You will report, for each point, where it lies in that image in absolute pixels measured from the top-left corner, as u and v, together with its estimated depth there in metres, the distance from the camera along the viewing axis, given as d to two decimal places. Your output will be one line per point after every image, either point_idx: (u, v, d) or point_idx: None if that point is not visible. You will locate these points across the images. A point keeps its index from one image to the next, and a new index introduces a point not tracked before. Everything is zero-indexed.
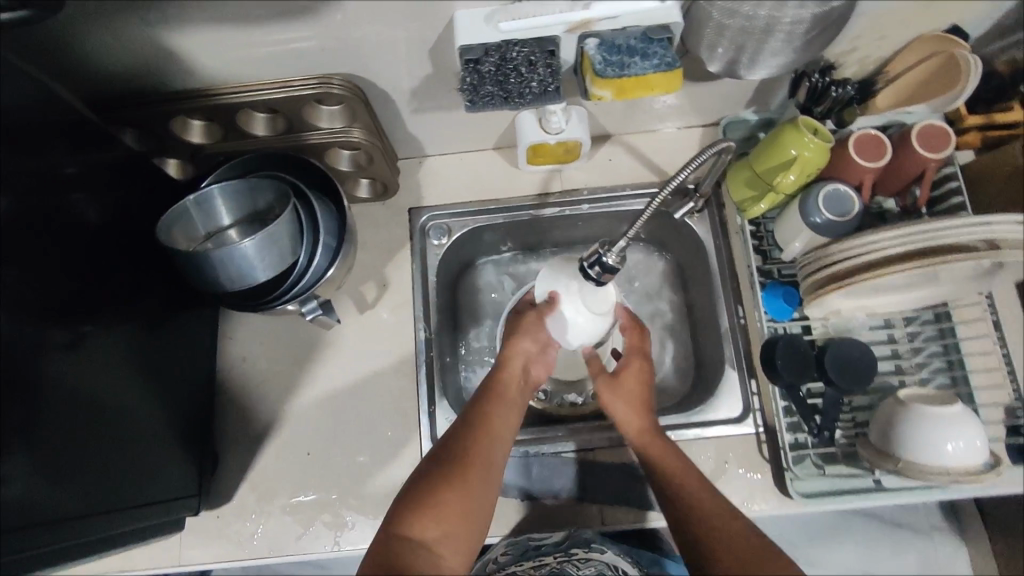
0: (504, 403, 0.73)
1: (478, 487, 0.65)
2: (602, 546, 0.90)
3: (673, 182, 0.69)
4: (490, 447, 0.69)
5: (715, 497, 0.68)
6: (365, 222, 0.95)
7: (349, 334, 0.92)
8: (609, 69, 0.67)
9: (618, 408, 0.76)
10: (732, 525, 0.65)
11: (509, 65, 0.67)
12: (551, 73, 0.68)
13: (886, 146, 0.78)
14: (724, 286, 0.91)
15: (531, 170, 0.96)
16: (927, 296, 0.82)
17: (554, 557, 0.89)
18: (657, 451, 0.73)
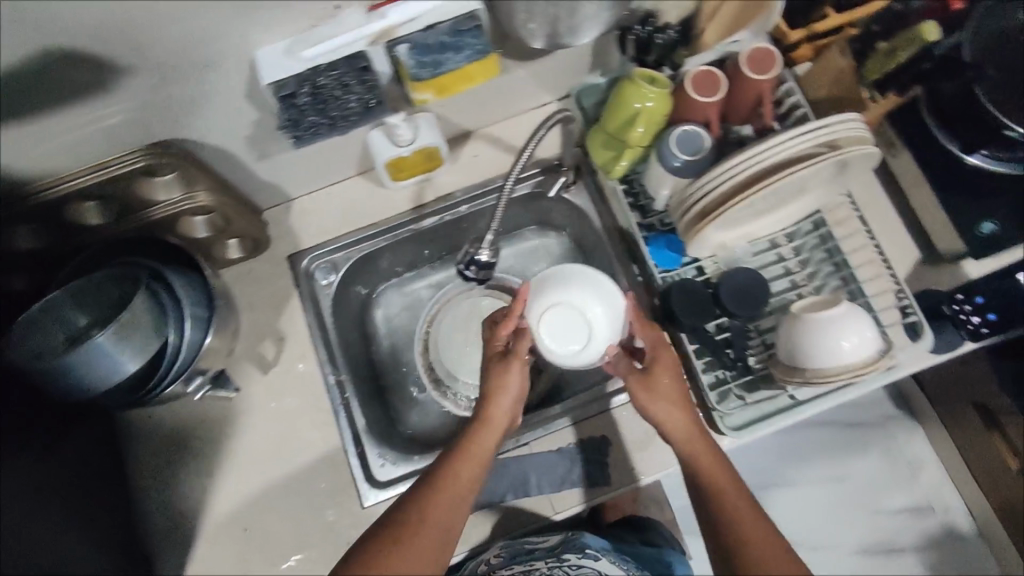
0: (477, 454, 0.70)
1: (437, 544, 0.64)
2: (595, 554, 1.01)
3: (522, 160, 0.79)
4: (457, 502, 0.67)
5: (747, 504, 0.68)
6: (244, 282, 0.91)
7: (259, 399, 0.88)
8: (422, 71, 0.67)
9: (659, 409, 0.74)
10: (763, 534, 0.66)
11: (325, 91, 0.65)
12: (368, 89, 0.67)
13: (720, 78, 0.79)
14: (615, 249, 0.93)
15: (399, 186, 0.94)
16: (796, 210, 0.86)
17: (545, 562, 1.00)
18: (700, 450, 0.72)
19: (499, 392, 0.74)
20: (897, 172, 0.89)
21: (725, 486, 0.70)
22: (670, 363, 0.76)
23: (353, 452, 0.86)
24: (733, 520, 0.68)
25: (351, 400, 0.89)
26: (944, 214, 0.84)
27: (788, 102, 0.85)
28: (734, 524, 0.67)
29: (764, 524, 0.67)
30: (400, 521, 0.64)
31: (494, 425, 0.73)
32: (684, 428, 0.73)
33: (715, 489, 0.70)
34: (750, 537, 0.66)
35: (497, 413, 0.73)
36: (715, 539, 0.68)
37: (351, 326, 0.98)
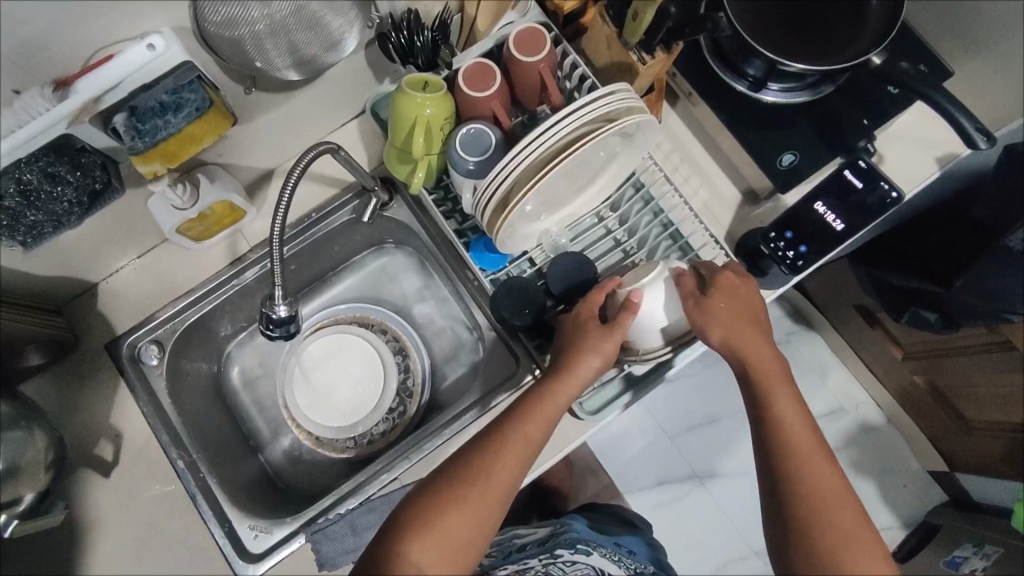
0: (555, 399, 0.71)
1: (491, 499, 0.65)
2: (588, 549, 0.99)
3: (279, 208, 0.67)
4: (512, 458, 0.67)
5: (795, 409, 0.68)
6: (63, 384, 0.85)
7: (108, 505, 0.82)
8: (142, 140, 0.64)
9: (717, 327, 0.72)
10: (806, 437, 0.67)
11: (33, 186, 0.61)
12: (85, 173, 0.65)
13: (494, 69, 0.77)
14: (447, 260, 0.90)
15: (207, 243, 0.88)
16: (609, 181, 0.85)
17: (540, 559, 0.97)
18: (756, 354, 0.71)
19: (589, 346, 0.73)
20: (701, 120, 0.89)
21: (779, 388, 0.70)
22: (734, 281, 0.74)
23: (219, 533, 0.81)
24: (783, 426, 0.67)
25: (207, 478, 0.84)
26: (748, 153, 0.85)
27: (576, 74, 0.82)
28: (782, 430, 0.67)
29: (807, 425, 0.68)
30: (458, 477, 0.65)
31: (569, 376, 0.72)
32: (744, 334, 0.71)
33: (766, 391, 0.69)
34: (794, 444, 0.66)
35: (579, 366, 0.72)
36: (765, 440, 0.68)
37: (201, 399, 0.92)
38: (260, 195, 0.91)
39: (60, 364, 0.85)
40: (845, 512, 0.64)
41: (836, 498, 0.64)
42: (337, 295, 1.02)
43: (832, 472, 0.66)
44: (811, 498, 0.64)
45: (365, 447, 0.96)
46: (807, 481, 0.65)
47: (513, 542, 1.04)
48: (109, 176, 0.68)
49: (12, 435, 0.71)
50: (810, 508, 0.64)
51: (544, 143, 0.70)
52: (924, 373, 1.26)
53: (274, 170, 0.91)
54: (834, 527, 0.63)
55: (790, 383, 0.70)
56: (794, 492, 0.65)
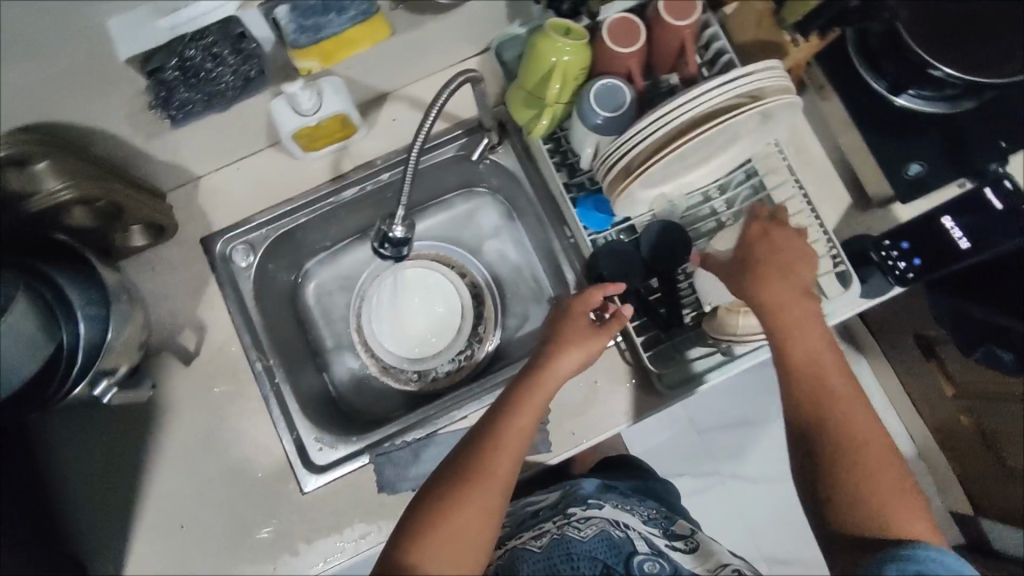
0: (540, 397, 0.71)
1: (499, 488, 0.65)
2: (598, 502, 0.95)
3: (419, 133, 0.67)
4: (508, 455, 0.67)
5: (823, 352, 0.68)
6: (157, 269, 0.86)
7: (183, 393, 0.84)
8: (304, 36, 0.63)
9: (752, 278, 0.71)
10: (836, 383, 0.67)
11: (195, 64, 0.61)
12: (245, 59, 0.63)
13: (637, 26, 0.76)
14: (546, 212, 0.90)
15: (314, 155, 0.88)
16: (726, 162, 0.84)
17: (553, 523, 0.91)
18: (780, 298, 0.69)
19: (573, 342, 0.75)
20: (827, 116, 0.87)
21: (809, 333, 0.69)
22: (764, 229, 0.74)
23: (286, 438, 0.84)
24: (807, 371, 0.67)
25: (281, 385, 0.87)
26: (872, 157, 0.83)
27: (713, 47, 0.80)
28: (803, 372, 0.67)
29: (838, 371, 0.67)
30: (456, 478, 0.65)
31: (555, 373, 0.73)
32: (772, 280, 0.70)
33: (788, 336, 0.68)
34: (818, 387, 0.66)
35: (563, 364, 0.73)
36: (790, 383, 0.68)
37: (279, 308, 0.94)
38: (372, 117, 0.91)
39: (157, 249, 0.87)
40: (874, 450, 0.64)
41: (861, 443, 0.64)
42: (423, 229, 1.01)
43: (863, 414, 0.65)
44: (840, 434, 0.64)
45: (428, 383, 0.97)
46: (832, 417, 0.65)
47: (528, 509, 1.00)
48: (264, 65, 0.66)
49: (117, 305, 0.72)
50: (841, 446, 0.64)
51: (680, 113, 0.69)
52: (972, 413, 1.25)
53: (389, 94, 0.90)
54: (863, 466, 0.63)
55: (817, 330, 0.69)
56: (821, 430, 0.65)
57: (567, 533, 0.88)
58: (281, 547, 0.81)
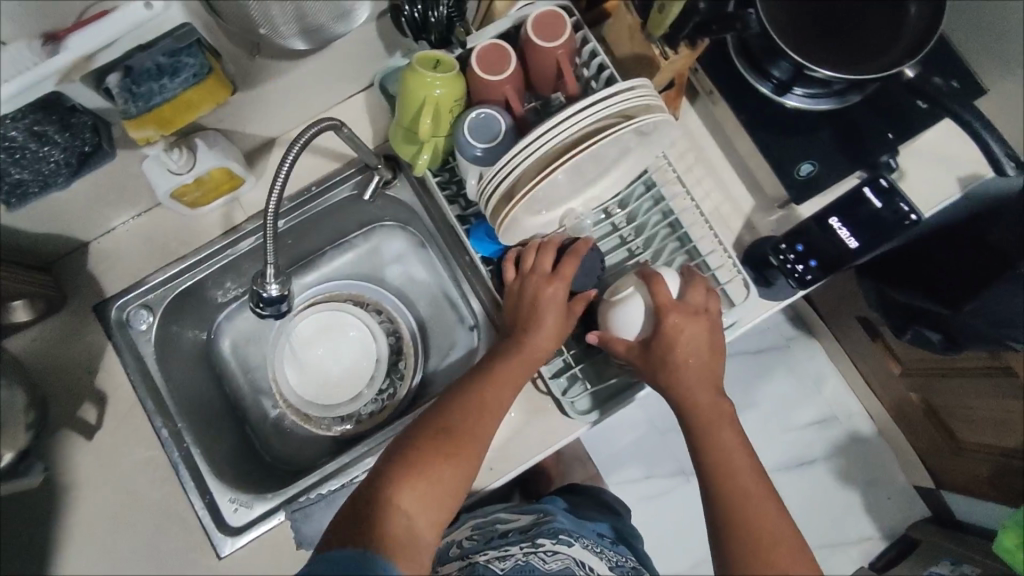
0: (514, 373, 0.73)
1: (471, 454, 0.67)
2: (570, 539, 0.91)
3: (277, 184, 0.64)
4: (480, 425, 0.69)
5: (738, 448, 0.70)
6: (51, 342, 0.84)
7: (88, 468, 0.82)
8: (135, 104, 0.62)
9: (675, 373, 0.71)
10: (750, 484, 0.68)
11: (18, 144, 0.62)
12: (75, 134, 0.65)
13: (508, 51, 0.74)
14: (446, 242, 0.88)
15: (203, 209, 0.86)
16: (620, 178, 0.82)
17: (521, 549, 0.87)
18: (701, 392, 0.71)
19: (545, 317, 0.74)
20: (721, 120, 0.86)
21: (726, 428, 0.71)
22: (684, 320, 0.71)
23: (199, 504, 0.81)
24: (725, 463, 0.69)
25: (191, 448, 0.83)
26: (765, 159, 0.82)
27: (594, 63, 0.78)
28: (721, 463, 0.69)
29: (752, 471, 0.69)
30: (431, 441, 0.67)
31: (530, 352, 0.74)
32: (687, 377, 0.71)
33: (709, 432, 0.70)
34: (735, 489, 0.67)
35: (537, 341, 0.74)
36: (705, 479, 0.69)
37: (188, 367, 0.91)
38: (261, 163, 0.88)
39: (49, 321, 0.84)
40: (785, 550, 0.64)
41: (774, 537, 0.65)
42: (332, 270, 1.00)
43: (776, 513, 0.66)
44: (752, 538, 0.65)
45: (354, 425, 0.95)
46: (745, 521, 0.65)
47: (495, 528, 0.96)
48: (100, 138, 0.68)
49: None
50: (750, 547, 0.64)
51: (551, 136, 0.67)
52: (921, 391, 1.23)
53: (274, 138, 0.88)
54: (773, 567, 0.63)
55: (736, 424, 0.72)
56: (735, 532, 0.65)
57: (532, 561, 0.85)
58: None
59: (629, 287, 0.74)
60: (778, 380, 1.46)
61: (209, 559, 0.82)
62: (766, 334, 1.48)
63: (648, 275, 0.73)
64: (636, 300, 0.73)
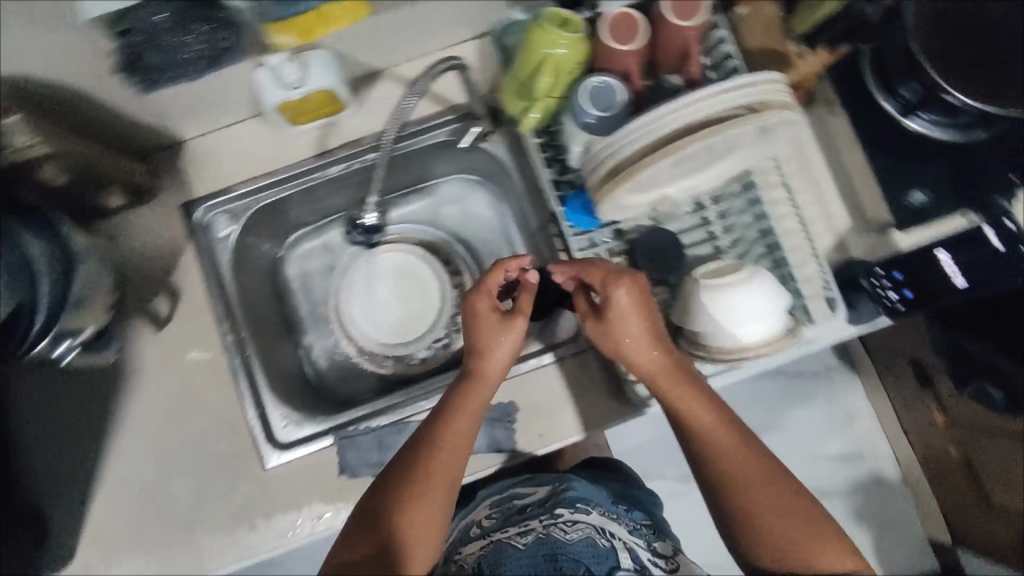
0: (474, 397, 0.70)
1: (450, 478, 0.66)
2: (587, 508, 0.88)
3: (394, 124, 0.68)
4: (463, 429, 0.68)
5: (708, 417, 0.66)
6: (133, 231, 0.85)
7: (152, 358, 0.84)
8: (281, 9, 0.71)
9: (622, 341, 0.68)
10: (730, 449, 0.65)
11: (157, 34, 0.68)
12: (214, 30, 0.69)
13: (639, 22, 0.72)
14: (531, 201, 0.87)
15: (300, 129, 0.86)
16: (724, 171, 0.80)
17: (541, 522, 0.85)
18: (652, 363, 0.68)
19: (498, 334, 0.71)
20: (833, 133, 0.83)
21: (691, 393, 0.67)
22: (623, 294, 0.67)
23: (252, 414, 0.84)
24: (700, 431, 0.66)
25: (252, 359, 0.85)
26: (876, 180, 0.79)
27: (720, 51, 0.78)
28: (698, 434, 0.66)
29: (727, 432, 0.65)
30: (405, 474, 0.66)
31: (483, 373, 0.71)
32: (622, 347, 0.68)
33: (672, 402, 0.67)
34: (719, 460, 0.64)
35: (488, 358, 0.71)
36: (692, 458, 0.67)
37: (257, 279, 0.93)
38: (363, 93, 0.88)
39: (135, 211, 0.86)
40: (789, 520, 0.62)
41: (773, 500, 0.62)
42: (407, 213, 1.02)
43: (771, 472, 0.64)
44: (755, 513, 0.62)
45: (405, 367, 0.96)
46: (739, 499, 0.63)
47: (511, 504, 0.94)
48: (234, 39, 0.70)
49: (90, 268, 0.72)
50: (749, 515, 0.63)
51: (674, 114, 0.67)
52: (961, 444, 1.19)
53: (380, 71, 0.88)
54: (784, 541, 0.61)
55: (697, 385, 0.68)
56: (730, 505, 0.64)
57: (553, 533, 0.82)
58: (240, 516, 0.82)
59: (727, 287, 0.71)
60: (809, 407, 1.45)
61: (251, 469, 0.83)
62: (807, 360, 1.46)
63: (570, 260, 0.73)
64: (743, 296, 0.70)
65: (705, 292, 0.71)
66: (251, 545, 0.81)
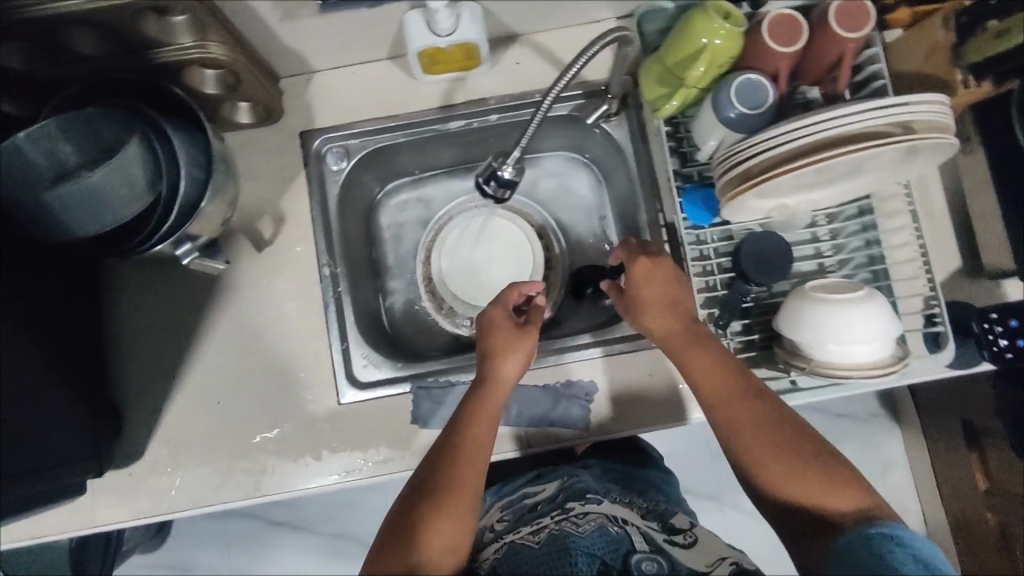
0: (487, 411, 0.71)
1: (469, 489, 0.66)
2: (599, 498, 0.80)
3: (553, 91, 0.71)
4: (484, 438, 0.69)
5: (712, 373, 0.70)
6: (251, 150, 0.86)
7: (248, 276, 0.85)
8: None
9: (643, 308, 0.75)
10: (741, 407, 0.69)
11: None
12: None
13: (801, 26, 0.71)
14: (642, 187, 0.87)
15: (431, 79, 0.87)
16: (848, 191, 0.79)
17: (551, 516, 0.77)
18: (665, 327, 0.73)
19: (513, 349, 0.74)
20: (960, 173, 0.83)
21: (703, 352, 0.71)
22: (644, 261, 0.75)
23: (336, 348, 0.85)
24: (711, 386, 0.70)
25: (343, 295, 0.87)
26: (1000, 226, 0.78)
27: (867, 71, 0.76)
28: (703, 386, 0.70)
29: (739, 387, 0.69)
30: (424, 490, 0.65)
31: (496, 391, 0.72)
32: (653, 308, 0.74)
33: (681, 359, 0.72)
34: (729, 415, 0.69)
35: (501, 374, 0.73)
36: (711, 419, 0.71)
37: (355, 219, 0.94)
38: (496, 53, 0.88)
39: (256, 131, 0.87)
40: (790, 458, 0.65)
41: (784, 452, 0.66)
42: None
43: (782, 426, 0.67)
44: (758, 456, 0.67)
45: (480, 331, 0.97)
46: (746, 452, 0.68)
47: (521, 504, 0.85)
48: None
49: (225, 186, 0.73)
50: (762, 469, 0.67)
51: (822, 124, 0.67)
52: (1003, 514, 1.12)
53: (516, 35, 0.88)
54: (789, 481, 0.65)
55: (710, 343, 0.72)
56: (746, 459, 0.68)
57: (565, 528, 0.73)
58: (306, 446, 0.82)
59: (842, 306, 0.70)
60: (847, 450, 1.43)
61: (325, 402, 0.83)
62: (853, 403, 1.44)
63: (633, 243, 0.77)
64: (859, 317, 0.69)
65: (819, 309, 0.70)
66: (310, 476, 0.81)
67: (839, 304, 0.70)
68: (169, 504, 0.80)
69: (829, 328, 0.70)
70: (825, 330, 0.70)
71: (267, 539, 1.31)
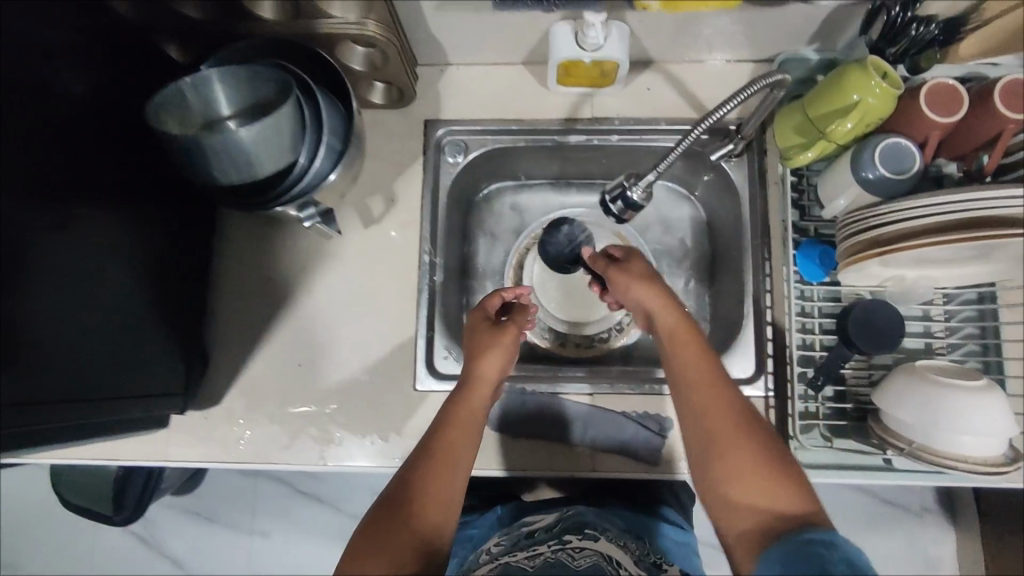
0: (461, 421, 0.66)
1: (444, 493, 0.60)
2: (597, 535, 0.74)
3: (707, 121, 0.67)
4: (461, 453, 0.63)
5: (694, 345, 0.65)
6: (376, 130, 0.89)
7: (350, 250, 0.87)
8: None
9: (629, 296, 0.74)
10: (708, 370, 0.63)
11: None
12: None
13: (962, 98, 0.69)
14: (753, 233, 0.85)
15: (560, 90, 0.88)
16: (975, 275, 0.76)
17: (548, 546, 0.71)
18: (644, 304, 0.71)
19: (488, 349, 0.72)
20: None
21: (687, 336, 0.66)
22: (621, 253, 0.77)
23: (421, 334, 0.85)
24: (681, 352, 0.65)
25: (436, 285, 0.88)
26: None
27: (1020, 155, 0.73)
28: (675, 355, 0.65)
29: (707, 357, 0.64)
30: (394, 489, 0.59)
31: (469, 410, 0.67)
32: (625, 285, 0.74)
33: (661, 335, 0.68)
34: (690, 374, 0.63)
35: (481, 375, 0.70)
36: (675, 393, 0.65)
37: (457, 212, 0.95)
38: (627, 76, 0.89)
39: (385, 113, 0.89)
40: (743, 449, 0.57)
41: (743, 426, 0.59)
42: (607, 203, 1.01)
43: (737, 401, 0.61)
44: (713, 430, 0.60)
45: (557, 347, 0.97)
46: (699, 429, 0.61)
47: (517, 531, 0.79)
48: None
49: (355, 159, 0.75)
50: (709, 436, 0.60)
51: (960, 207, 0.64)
52: None
53: (651, 61, 0.89)
54: (741, 463, 0.57)
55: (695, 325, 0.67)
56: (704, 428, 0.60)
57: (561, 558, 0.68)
58: (375, 425, 0.83)
59: (950, 390, 0.67)
60: None
61: (401, 386, 0.84)
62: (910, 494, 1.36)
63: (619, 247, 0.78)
64: (966, 405, 0.66)
65: (926, 388, 0.68)
66: (374, 455, 0.81)
67: (950, 389, 0.67)
68: (234, 455, 0.82)
69: (934, 410, 0.67)
70: (927, 412, 0.68)
71: (292, 506, 1.32)
